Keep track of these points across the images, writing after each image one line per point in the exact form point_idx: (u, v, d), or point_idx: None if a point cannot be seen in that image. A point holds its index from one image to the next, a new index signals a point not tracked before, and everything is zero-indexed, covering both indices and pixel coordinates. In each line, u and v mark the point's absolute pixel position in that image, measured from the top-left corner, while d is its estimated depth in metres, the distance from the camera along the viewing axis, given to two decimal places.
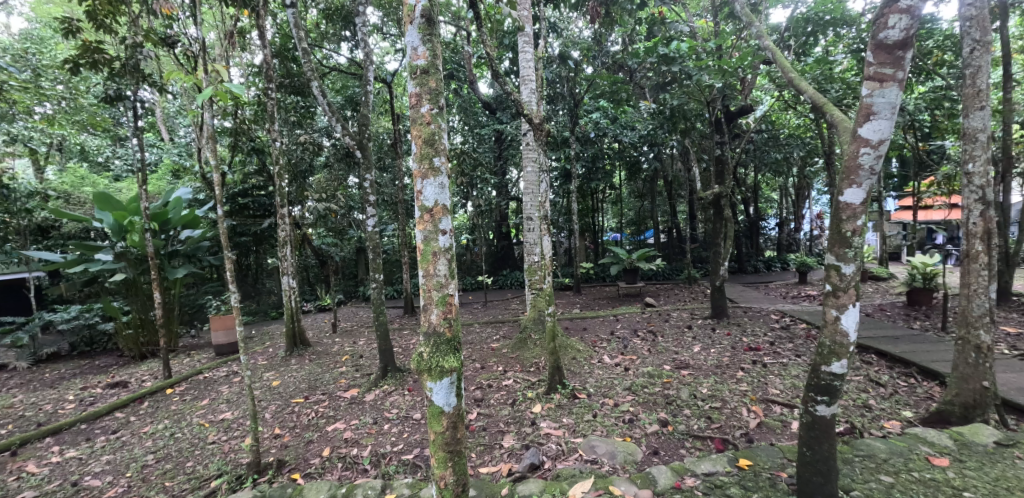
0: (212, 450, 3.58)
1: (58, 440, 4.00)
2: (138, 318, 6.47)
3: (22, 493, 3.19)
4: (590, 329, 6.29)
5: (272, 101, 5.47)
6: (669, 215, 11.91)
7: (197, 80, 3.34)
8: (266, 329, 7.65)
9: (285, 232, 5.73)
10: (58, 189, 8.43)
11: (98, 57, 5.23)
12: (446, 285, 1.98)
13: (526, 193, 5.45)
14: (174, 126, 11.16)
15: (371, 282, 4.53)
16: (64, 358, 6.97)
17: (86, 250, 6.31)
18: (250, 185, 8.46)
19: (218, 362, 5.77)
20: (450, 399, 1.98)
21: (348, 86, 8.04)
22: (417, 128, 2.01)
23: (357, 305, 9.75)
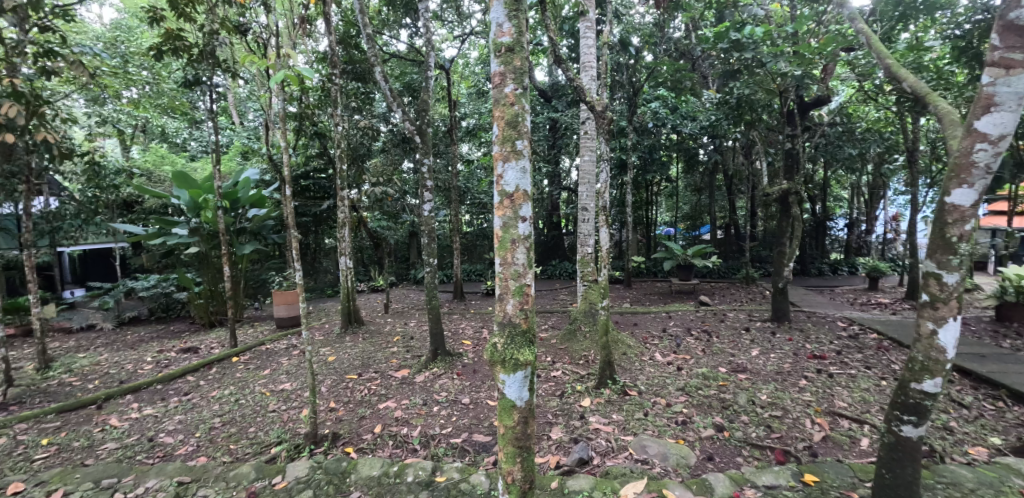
0: (273, 418, 3.77)
1: (137, 397, 4.34)
2: (208, 289, 6.92)
3: (105, 444, 3.49)
4: (641, 324, 6.12)
5: (335, 87, 5.59)
6: (728, 211, 11.37)
7: (272, 64, 3.47)
8: (325, 306, 8.01)
9: (344, 214, 5.90)
10: (142, 167, 9.10)
11: (180, 45, 5.55)
12: (524, 273, 1.94)
13: (581, 183, 5.26)
14: (245, 111, 11.78)
15: (426, 266, 4.58)
16: (144, 323, 7.58)
17: (165, 224, 6.76)
18: (311, 168, 8.82)
19: (279, 334, 6.09)
20: (523, 393, 1.94)
21: (407, 72, 8.15)
22: (499, 109, 1.96)
23: (408, 288, 10.01)
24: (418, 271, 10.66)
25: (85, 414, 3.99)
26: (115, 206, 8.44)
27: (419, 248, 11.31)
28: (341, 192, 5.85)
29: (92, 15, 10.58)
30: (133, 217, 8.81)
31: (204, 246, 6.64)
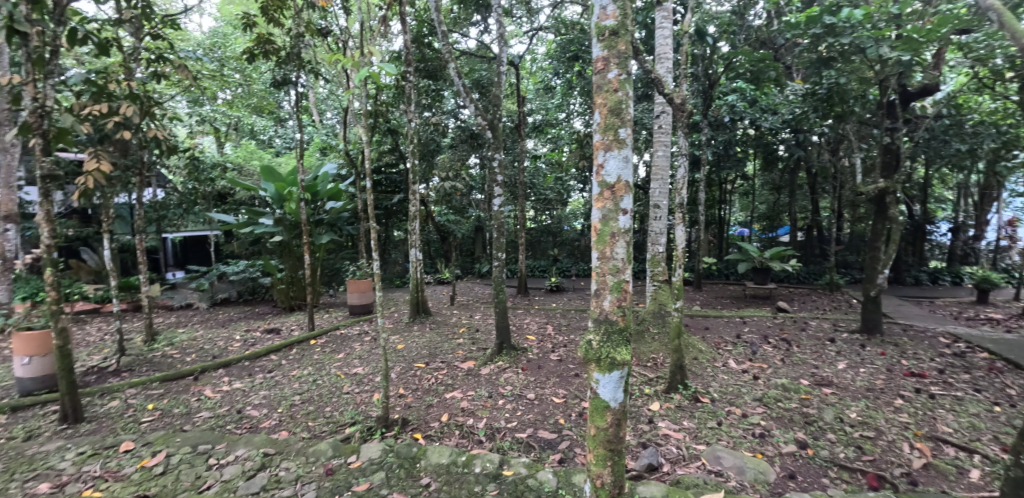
0: (347, 400, 3.98)
1: (227, 372, 4.74)
2: (290, 276, 7.44)
3: (201, 412, 3.84)
4: (713, 329, 5.83)
5: (409, 84, 5.77)
6: (810, 211, 10.57)
7: (356, 64, 3.64)
8: (394, 295, 8.35)
9: (415, 207, 6.11)
10: (234, 162, 9.93)
11: (269, 48, 5.95)
12: (621, 268, 1.92)
13: (654, 179, 5.05)
14: (324, 109, 12.52)
15: (494, 260, 4.63)
16: (234, 304, 8.30)
17: (253, 214, 7.35)
18: (384, 163, 9.21)
19: (353, 320, 6.43)
20: (617, 394, 1.94)
21: (475, 69, 8.26)
22: (602, 96, 1.96)
23: (473, 281, 10.23)
24: (482, 266, 10.89)
25: (184, 384, 4.41)
26: (211, 197, 9.27)
27: (483, 242, 11.51)
28: (413, 186, 6.03)
29: (195, 25, 11.66)
30: (227, 208, 9.66)
31: (287, 235, 7.12)
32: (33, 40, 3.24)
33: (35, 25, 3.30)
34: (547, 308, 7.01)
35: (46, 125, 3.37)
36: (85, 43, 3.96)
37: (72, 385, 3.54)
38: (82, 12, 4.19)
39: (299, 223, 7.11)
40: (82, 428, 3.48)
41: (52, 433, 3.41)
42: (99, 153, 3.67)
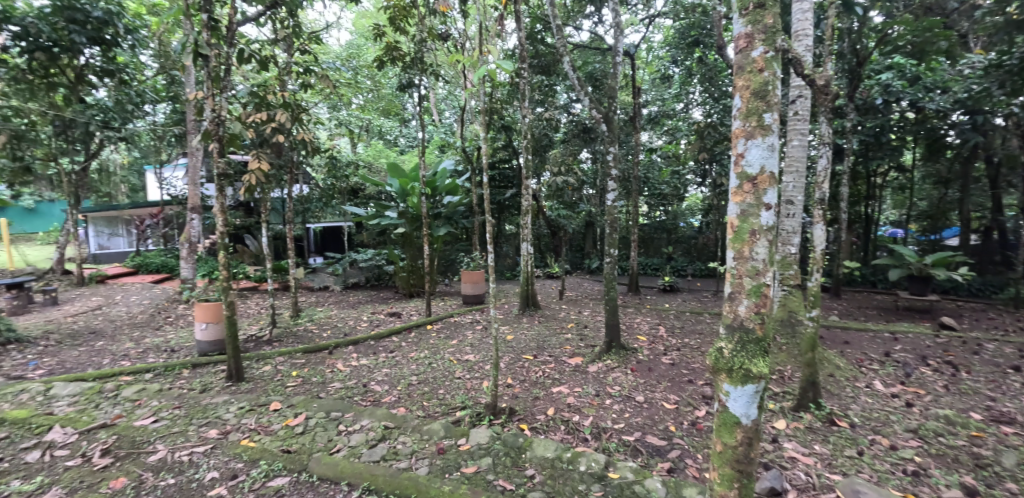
0: (458, 384, 4.21)
1: (356, 348, 5.29)
2: (410, 265, 8.08)
3: (334, 382, 4.33)
4: (855, 344, 5.09)
5: (523, 80, 5.86)
6: (994, 210, 8.69)
7: (476, 63, 3.79)
8: (504, 287, 8.63)
9: (527, 202, 6.21)
10: (365, 160, 11.00)
11: (395, 54, 6.44)
12: (762, 271, 1.76)
13: (787, 171, 4.51)
14: (442, 109, 13.28)
15: (605, 256, 4.54)
16: (363, 288, 9.24)
17: (380, 207, 8.07)
18: (498, 159, 9.53)
19: (466, 309, 6.80)
20: (749, 410, 1.78)
21: (589, 62, 8.15)
22: (745, 77, 1.82)
23: (582, 277, 10.19)
24: (591, 262, 10.80)
25: (322, 356, 5.01)
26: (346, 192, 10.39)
27: (593, 238, 11.38)
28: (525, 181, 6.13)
29: (335, 38, 13.11)
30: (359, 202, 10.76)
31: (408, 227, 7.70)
32: (213, 61, 3.86)
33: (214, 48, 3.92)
34: (660, 308, 6.71)
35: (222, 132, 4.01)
36: (249, 60, 4.61)
37: (238, 348, 4.15)
38: (248, 33, 4.88)
39: (419, 215, 7.65)
40: (243, 385, 4.07)
41: (221, 387, 4.03)
42: (259, 154, 4.26)
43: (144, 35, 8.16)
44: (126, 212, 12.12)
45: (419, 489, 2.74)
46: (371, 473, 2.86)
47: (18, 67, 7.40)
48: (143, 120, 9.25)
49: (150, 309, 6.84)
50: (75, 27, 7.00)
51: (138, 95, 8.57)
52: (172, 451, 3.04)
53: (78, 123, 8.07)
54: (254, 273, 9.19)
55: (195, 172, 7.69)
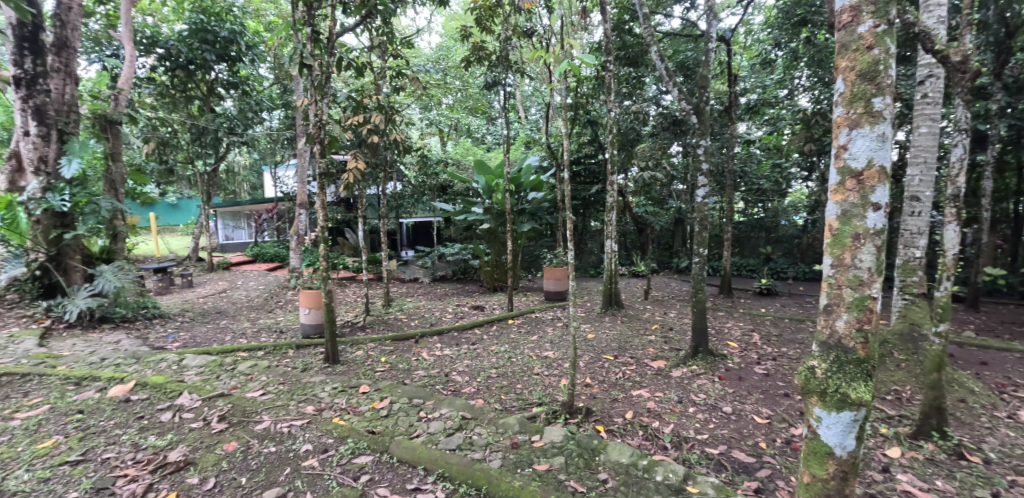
0: (536, 380, 4.21)
1: (441, 339, 5.50)
2: (495, 260, 8.28)
3: (417, 370, 4.52)
4: (995, 365, 4.29)
5: (609, 74, 5.67)
6: None
7: (557, 58, 3.70)
8: (586, 285, 8.48)
9: (612, 198, 6.01)
10: (454, 158, 11.33)
11: (481, 54, 6.52)
12: (866, 281, 1.53)
13: (912, 163, 3.96)
14: (528, 106, 13.31)
15: (694, 256, 4.28)
16: (450, 280, 9.61)
17: (466, 204, 8.28)
18: (583, 154, 9.34)
19: (547, 306, 6.81)
20: (846, 441, 1.58)
21: (680, 50, 7.70)
22: (850, 57, 1.58)
23: (669, 277, 9.71)
24: (680, 261, 10.26)
25: (408, 344, 5.27)
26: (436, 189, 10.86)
27: (683, 236, 10.78)
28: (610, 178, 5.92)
29: (427, 42, 13.73)
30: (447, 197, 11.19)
31: (493, 223, 7.84)
32: (316, 70, 4.03)
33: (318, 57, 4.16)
34: (756, 313, 6.19)
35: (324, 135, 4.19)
36: (348, 68, 4.86)
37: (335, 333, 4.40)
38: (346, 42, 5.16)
39: (503, 212, 7.74)
40: (337, 367, 4.31)
41: (321, 368, 4.30)
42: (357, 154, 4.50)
43: (262, 50, 9.17)
44: (247, 207, 13.71)
45: (491, 484, 2.54)
46: (446, 462, 2.69)
47: (165, 85, 8.66)
48: (261, 126, 10.37)
49: (265, 293, 7.69)
50: (207, 46, 8.11)
51: (257, 104, 9.63)
52: (275, 423, 3.02)
53: (210, 132, 9.16)
54: (351, 263, 9.97)
55: (303, 171, 8.47)
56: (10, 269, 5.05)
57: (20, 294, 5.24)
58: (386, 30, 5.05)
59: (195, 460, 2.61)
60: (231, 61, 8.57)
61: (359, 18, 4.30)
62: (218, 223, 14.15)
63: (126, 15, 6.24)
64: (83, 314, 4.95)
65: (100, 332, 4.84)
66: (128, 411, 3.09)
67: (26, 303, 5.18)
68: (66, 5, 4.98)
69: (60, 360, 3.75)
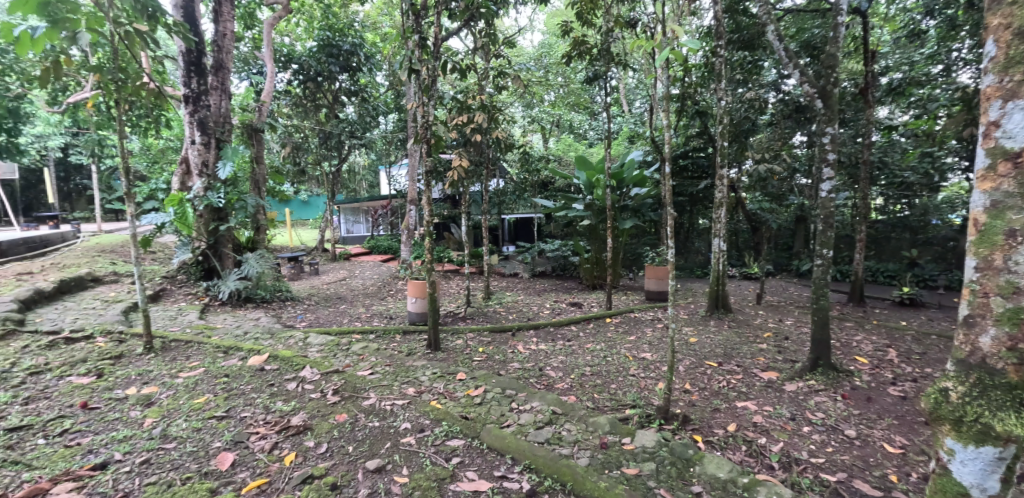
0: (632, 381, 3.50)
1: (537, 334, 4.82)
2: (595, 257, 7.92)
3: (512, 362, 3.84)
4: None
5: (720, 59, 5.20)
6: None
7: (657, 45, 3.43)
8: (690, 285, 7.92)
9: (723, 193, 5.42)
10: (555, 153, 11.00)
11: (583, 49, 6.04)
12: (1022, 289, 1.37)
13: None
14: (632, 99, 12.74)
15: (816, 258, 3.75)
16: (548, 277, 9.47)
17: (567, 198, 7.67)
18: (690, 147, 8.48)
19: (648, 305, 5.89)
20: (987, 481, 1.42)
21: (806, 27, 6.82)
22: (1006, 14, 1.44)
23: (787, 281, 8.73)
24: (802, 264, 9.16)
25: (504, 337, 4.65)
26: (536, 185, 10.84)
27: (806, 236, 9.59)
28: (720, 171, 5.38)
29: (529, 40, 13.86)
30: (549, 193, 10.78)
31: (594, 219, 7.36)
32: (422, 74, 3.97)
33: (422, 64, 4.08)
34: (896, 326, 5.31)
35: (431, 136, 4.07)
36: (452, 71, 4.78)
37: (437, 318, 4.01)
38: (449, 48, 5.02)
39: (606, 206, 7.13)
40: (439, 354, 4.00)
41: (422, 353, 4.06)
42: (462, 153, 4.47)
43: (377, 59, 10.12)
44: (366, 203, 15.03)
45: (577, 481, 2.15)
46: (532, 452, 2.33)
47: (299, 95, 9.87)
48: (378, 129, 11.26)
49: (378, 282, 8.41)
50: (333, 60, 9.09)
51: (374, 109, 10.49)
52: (381, 400, 2.81)
53: (335, 136, 10.29)
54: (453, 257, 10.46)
55: (412, 170, 9.03)
56: (181, 254, 6.05)
57: (188, 276, 6.31)
58: (489, 31, 4.83)
59: (313, 425, 2.51)
60: (352, 71, 9.56)
61: (461, 20, 4.26)
62: (342, 218, 15.76)
63: (269, 37, 7.22)
64: (232, 293, 5.85)
65: (245, 309, 5.69)
66: (262, 378, 3.14)
67: (191, 283, 6.25)
68: (223, 33, 5.94)
69: (212, 330, 4.38)
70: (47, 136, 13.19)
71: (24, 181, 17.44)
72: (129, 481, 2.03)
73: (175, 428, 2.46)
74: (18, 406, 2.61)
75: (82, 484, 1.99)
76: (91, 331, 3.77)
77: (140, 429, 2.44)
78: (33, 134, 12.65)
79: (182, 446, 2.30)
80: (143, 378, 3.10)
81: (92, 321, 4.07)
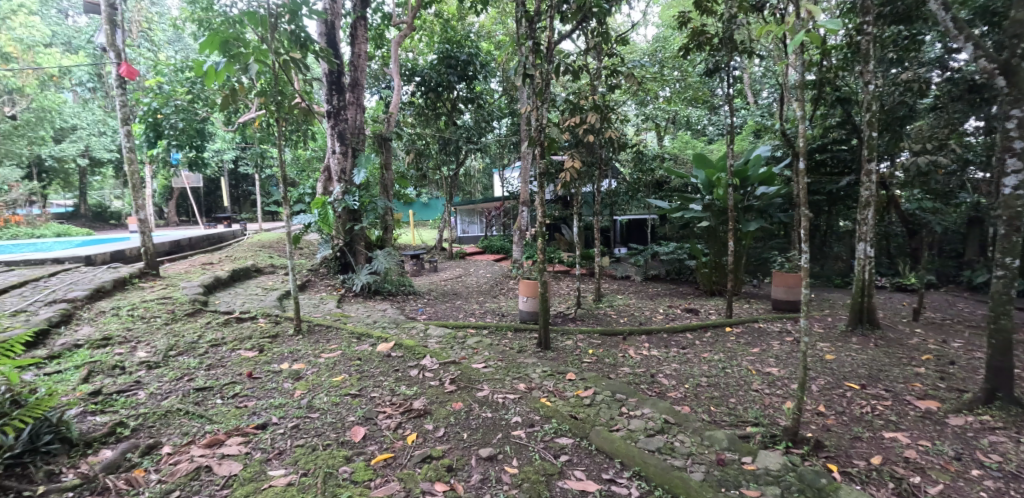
0: (754, 397, 3.19)
1: (649, 339, 4.51)
2: (713, 261, 6.96)
3: (623, 367, 3.70)
4: None
5: (867, 37, 4.51)
6: None
7: (790, 29, 3.08)
8: (827, 296, 6.97)
9: (869, 191, 4.71)
10: (671, 153, 10.22)
11: (703, 39, 5.62)
12: None
13: None
14: (758, 89, 11.58)
15: (997, 268, 3.08)
16: (662, 281, 8.66)
17: (683, 200, 7.02)
18: (830, 139, 7.33)
19: (776, 316, 5.24)
20: None
21: None
22: None
23: (956, 295, 7.31)
24: (976, 276, 7.60)
25: (615, 340, 4.42)
26: (651, 185, 10.19)
27: (983, 242, 7.95)
28: (866, 165, 4.67)
29: (642, 36, 13.36)
30: (664, 194, 10.09)
31: (714, 221, 6.54)
32: (536, 78, 3.98)
33: (537, 68, 4.09)
34: None
35: (544, 139, 4.11)
36: (564, 73, 4.77)
37: (548, 317, 3.99)
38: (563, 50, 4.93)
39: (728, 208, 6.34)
40: (549, 354, 3.90)
41: (532, 352, 3.96)
42: (573, 154, 4.46)
43: (492, 67, 10.49)
44: (480, 205, 15.56)
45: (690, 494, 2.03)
46: (642, 459, 2.26)
47: (421, 106, 10.62)
48: (492, 134, 11.64)
49: (491, 281, 8.75)
50: (452, 70, 9.66)
51: (489, 115, 10.90)
52: (494, 392, 2.94)
53: (454, 142, 10.92)
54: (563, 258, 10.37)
55: (526, 172, 9.06)
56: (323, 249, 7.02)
57: (328, 269, 7.18)
58: (601, 30, 4.76)
59: (432, 410, 2.71)
60: (468, 80, 10.05)
61: (575, 22, 4.25)
62: (458, 219, 16.43)
63: (396, 54, 7.92)
64: (364, 286, 6.55)
65: (374, 301, 6.31)
66: (388, 364, 3.46)
67: (330, 275, 7.10)
68: (358, 54, 6.66)
69: (347, 317, 4.97)
70: (223, 151, 15.95)
71: (209, 188, 21.28)
72: (283, 440, 2.39)
73: (318, 400, 2.83)
74: (204, 371, 3.21)
75: (248, 439, 2.39)
76: (255, 313, 4.48)
77: (291, 398, 2.86)
78: (215, 149, 15.41)
79: (324, 416, 2.63)
80: (294, 355, 3.61)
81: (255, 305, 4.84)
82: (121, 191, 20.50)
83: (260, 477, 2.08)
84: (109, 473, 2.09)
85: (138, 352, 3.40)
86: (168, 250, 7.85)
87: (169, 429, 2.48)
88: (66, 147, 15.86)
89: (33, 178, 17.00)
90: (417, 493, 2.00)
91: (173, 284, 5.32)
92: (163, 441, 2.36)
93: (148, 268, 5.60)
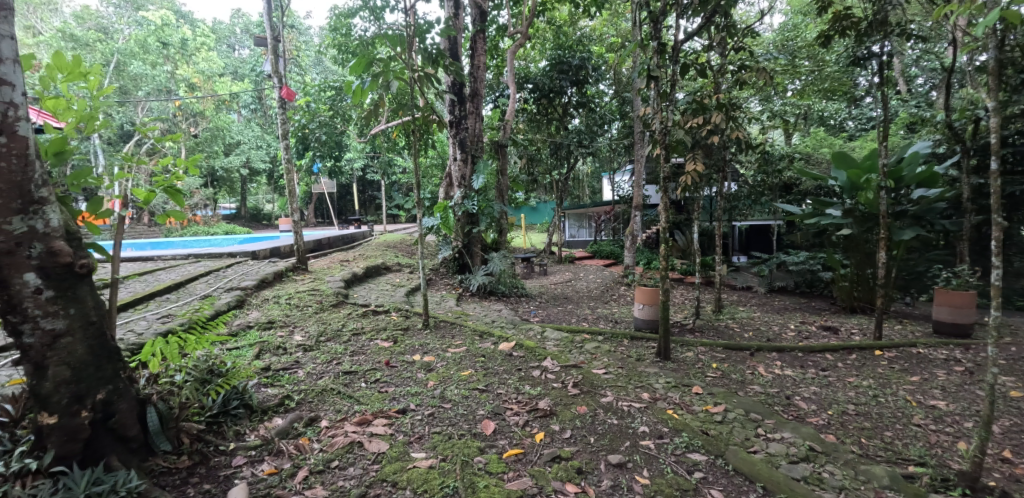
0: (917, 433, 2.76)
1: (781, 357, 4.13)
2: (855, 273, 6.16)
3: (753, 385, 3.44)
4: None
5: None
6: None
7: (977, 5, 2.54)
8: (1011, 320, 5.77)
9: None
10: (802, 151, 9.17)
11: (847, 23, 4.99)
12: None
13: None
14: (915, 76, 9.98)
15: None
16: (790, 294, 7.87)
17: (819, 205, 6.33)
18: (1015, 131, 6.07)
19: (939, 340, 4.49)
20: None
21: None
22: None
23: None
24: None
25: (741, 355, 4.11)
26: (778, 188, 9.29)
27: None
28: None
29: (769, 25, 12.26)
30: (793, 197, 9.16)
31: (856, 228, 5.81)
32: (661, 79, 3.87)
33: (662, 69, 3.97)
34: None
35: (668, 142, 3.98)
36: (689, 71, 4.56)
37: (668, 326, 3.85)
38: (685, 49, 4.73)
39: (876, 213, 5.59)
40: (670, 364, 3.76)
41: (650, 361, 3.84)
42: (696, 156, 4.25)
43: (603, 70, 10.37)
44: (590, 208, 15.37)
45: None
46: (789, 487, 2.08)
47: (533, 112, 10.82)
48: (603, 137, 11.47)
49: (600, 286, 8.66)
50: (563, 75, 9.75)
51: (600, 118, 10.78)
52: (619, 399, 2.91)
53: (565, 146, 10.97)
54: (677, 264, 9.85)
55: (637, 176, 8.82)
56: (444, 251, 7.46)
57: (448, 269, 7.64)
58: (729, 24, 4.48)
59: (558, 412, 2.75)
60: (579, 84, 10.06)
61: (703, 18, 4.04)
62: (567, 223, 16.37)
63: (511, 63, 8.18)
64: (479, 286, 6.85)
65: (489, 301, 6.59)
66: (512, 363, 3.59)
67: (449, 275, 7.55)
68: (477, 65, 6.96)
69: (467, 316, 5.26)
70: (355, 160, 17.77)
71: (342, 193, 23.88)
72: (421, 426, 2.59)
73: (450, 392, 3.03)
74: (350, 356, 3.61)
75: (390, 422, 2.64)
76: (390, 307, 4.93)
77: (425, 388, 3.10)
78: (348, 159, 17.25)
79: (455, 407, 2.81)
80: (425, 348, 3.91)
81: (387, 300, 5.32)
82: (274, 195, 23.91)
83: (404, 458, 2.29)
84: (281, 439, 2.48)
85: (296, 335, 3.93)
86: (313, 247, 8.98)
87: (325, 405, 2.84)
88: (233, 159, 18.92)
89: (210, 185, 20.53)
90: (549, 491, 2.05)
91: (319, 278, 6.07)
92: (321, 415, 2.71)
93: (299, 264, 6.46)
